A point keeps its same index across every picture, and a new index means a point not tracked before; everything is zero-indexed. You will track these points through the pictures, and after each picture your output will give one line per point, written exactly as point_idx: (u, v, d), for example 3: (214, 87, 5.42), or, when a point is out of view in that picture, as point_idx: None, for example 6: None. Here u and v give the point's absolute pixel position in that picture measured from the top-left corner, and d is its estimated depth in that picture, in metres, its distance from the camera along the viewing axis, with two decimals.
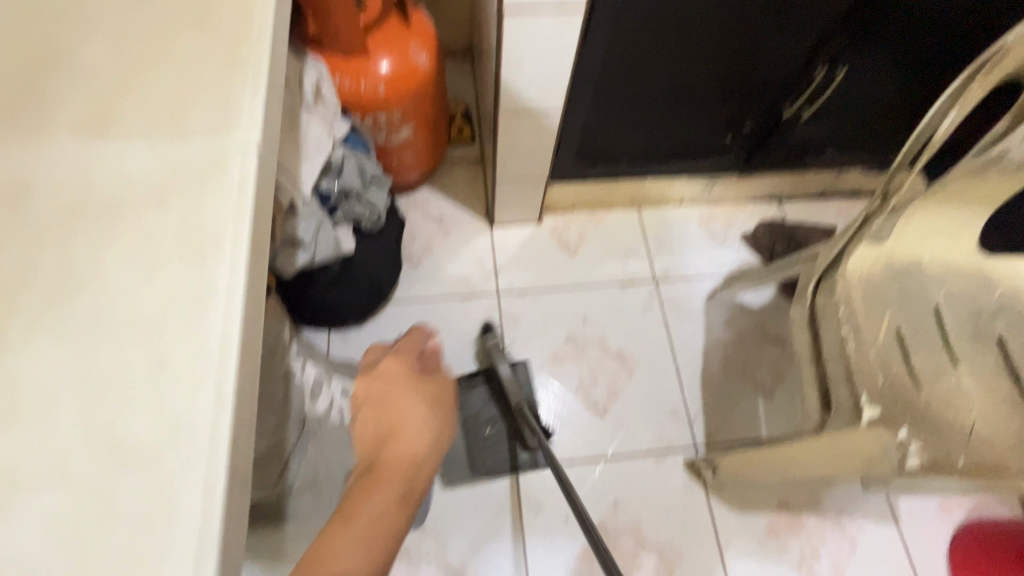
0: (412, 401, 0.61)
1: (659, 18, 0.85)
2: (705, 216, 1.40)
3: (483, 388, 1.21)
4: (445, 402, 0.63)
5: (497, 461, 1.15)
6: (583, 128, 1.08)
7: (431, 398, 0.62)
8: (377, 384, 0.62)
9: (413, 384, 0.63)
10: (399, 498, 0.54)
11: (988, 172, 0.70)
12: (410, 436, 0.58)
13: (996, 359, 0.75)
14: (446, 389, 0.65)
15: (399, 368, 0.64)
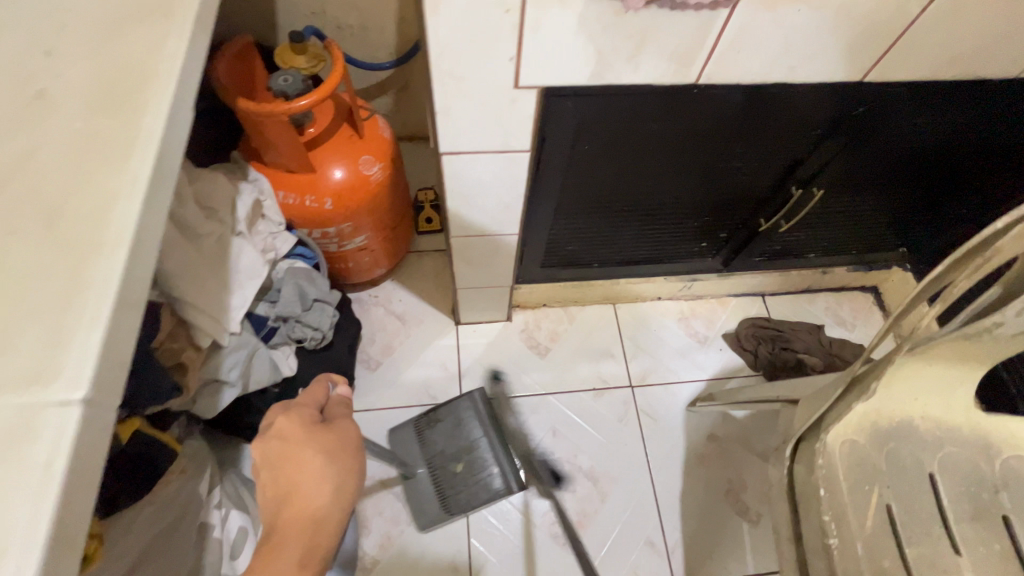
0: (310, 459, 0.57)
1: (616, 151, 0.79)
2: (684, 313, 1.33)
3: (443, 423, 1.12)
4: (347, 453, 0.60)
5: (471, 497, 1.06)
6: (546, 240, 1.02)
7: (331, 448, 0.59)
8: (271, 444, 0.57)
9: (312, 439, 0.59)
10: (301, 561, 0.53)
11: (978, 340, 0.62)
12: (308, 499, 0.55)
13: (1001, 548, 0.65)
14: (348, 436, 0.62)
15: (296, 422, 0.60)
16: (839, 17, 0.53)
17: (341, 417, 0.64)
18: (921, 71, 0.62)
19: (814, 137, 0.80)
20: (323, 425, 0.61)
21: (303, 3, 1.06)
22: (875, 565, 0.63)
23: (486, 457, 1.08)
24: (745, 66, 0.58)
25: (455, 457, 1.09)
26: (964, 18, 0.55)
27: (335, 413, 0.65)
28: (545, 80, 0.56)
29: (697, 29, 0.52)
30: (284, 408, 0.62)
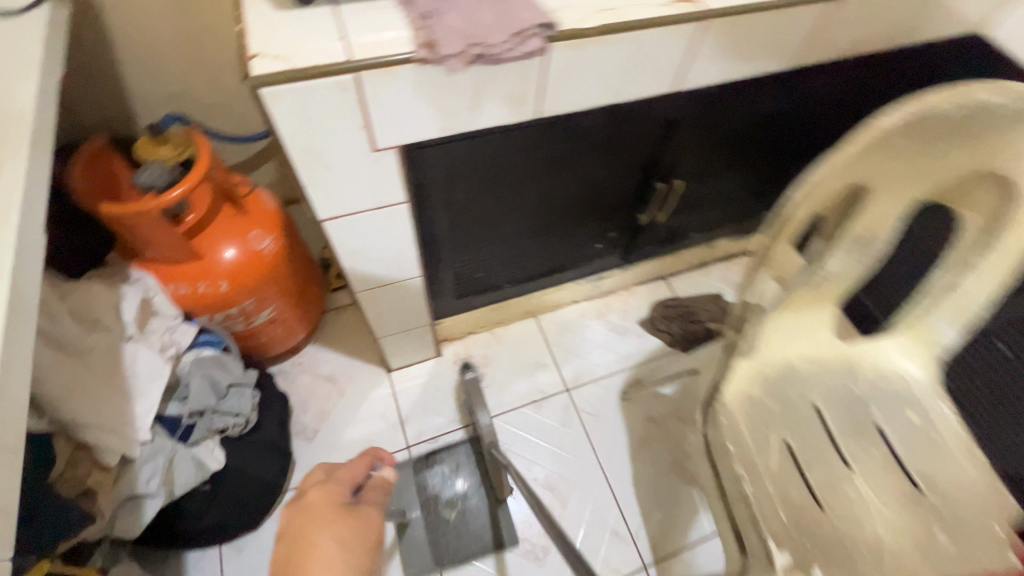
0: (329, 535, 0.48)
1: (491, 185, 0.85)
2: (600, 310, 1.41)
3: (441, 466, 1.18)
4: (367, 541, 0.49)
5: (461, 546, 1.10)
6: (453, 274, 1.06)
7: (346, 536, 0.49)
8: (296, 514, 0.50)
9: (336, 513, 0.50)
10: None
11: (817, 285, 0.74)
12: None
13: (882, 454, 0.75)
14: (375, 523, 0.52)
15: (327, 496, 0.52)
16: (635, 48, 0.62)
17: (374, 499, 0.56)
18: (719, 76, 0.73)
19: (659, 141, 0.91)
20: (351, 506, 0.53)
21: (157, 91, 1.05)
22: (786, 499, 0.70)
23: (480, 503, 1.14)
24: (571, 97, 0.65)
25: (449, 503, 1.15)
26: (735, 33, 0.66)
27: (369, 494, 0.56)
28: (400, 139, 0.61)
29: (520, 75, 0.59)
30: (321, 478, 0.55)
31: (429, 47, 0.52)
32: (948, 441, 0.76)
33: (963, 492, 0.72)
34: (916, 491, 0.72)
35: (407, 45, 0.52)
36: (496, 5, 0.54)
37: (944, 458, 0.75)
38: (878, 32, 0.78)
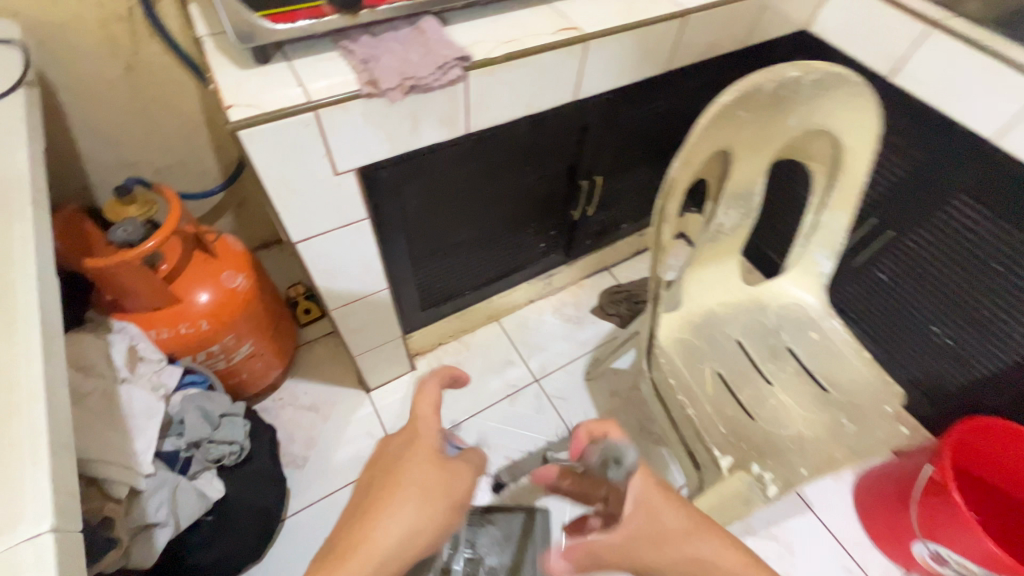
0: (418, 475, 0.52)
1: (440, 197, 0.97)
2: (556, 305, 1.56)
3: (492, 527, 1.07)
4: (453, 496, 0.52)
5: None
6: (417, 286, 1.17)
7: (431, 483, 0.51)
8: (400, 444, 0.55)
9: (430, 454, 0.53)
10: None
11: (715, 238, 0.91)
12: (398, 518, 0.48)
13: (794, 369, 0.91)
14: (464, 482, 0.54)
15: (427, 435, 0.55)
16: (537, 70, 0.77)
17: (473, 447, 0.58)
18: (610, 84, 0.90)
19: (577, 143, 1.07)
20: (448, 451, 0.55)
21: (112, 158, 1.12)
22: (723, 415, 0.84)
23: None
24: (494, 113, 0.80)
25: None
26: (614, 51, 0.83)
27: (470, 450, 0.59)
28: (357, 163, 0.73)
29: (448, 100, 0.73)
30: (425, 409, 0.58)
31: (372, 84, 0.65)
32: (844, 349, 0.93)
33: (858, 385, 0.88)
34: (823, 392, 0.88)
35: (354, 85, 0.65)
36: (421, 49, 0.68)
37: (842, 364, 0.91)
38: (727, 36, 0.98)
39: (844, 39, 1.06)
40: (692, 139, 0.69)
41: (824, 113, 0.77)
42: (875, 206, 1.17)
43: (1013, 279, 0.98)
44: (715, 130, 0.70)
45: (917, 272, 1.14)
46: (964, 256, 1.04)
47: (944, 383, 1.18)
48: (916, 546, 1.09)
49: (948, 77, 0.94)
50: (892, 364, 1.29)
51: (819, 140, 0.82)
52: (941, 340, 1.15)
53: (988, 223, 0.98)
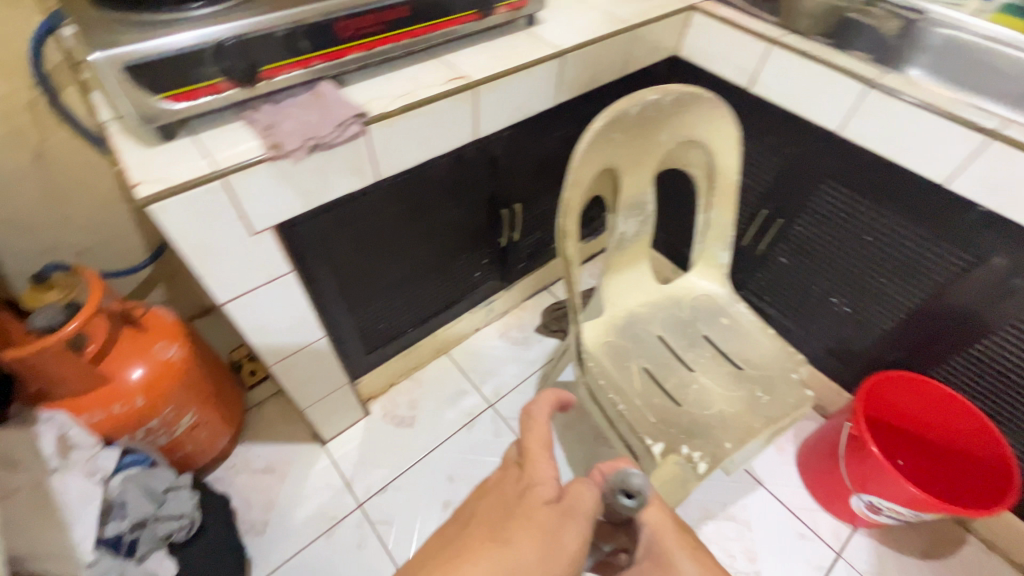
0: (521, 536, 0.44)
1: (366, 242, 1.02)
2: (501, 330, 1.62)
3: None
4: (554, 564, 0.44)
5: None
6: (359, 330, 1.20)
7: (535, 535, 0.45)
8: (514, 493, 0.51)
9: (542, 511, 0.47)
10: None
11: (621, 246, 1.00)
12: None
13: (710, 354, 1.00)
14: (572, 552, 0.45)
15: (542, 488, 0.50)
16: (433, 117, 0.85)
17: (580, 495, 0.52)
18: (507, 121, 1.00)
19: (489, 176, 1.15)
20: (560, 510, 0.49)
21: (28, 247, 1.11)
22: (652, 405, 0.91)
23: None
24: (400, 160, 0.87)
25: None
26: (503, 93, 0.93)
27: (577, 497, 0.51)
28: (272, 222, 0.77)
29: (353, 153, 0.79)
30: (541, 455, 0.55)
31: (276, 148, 0.70)
32: (751, 328, 1.03)
33: (768, 359, 0.98)
34: (738, 369, 0.97)
35: (259, 150, 0.70)
36: (319, 110, 0.75)
37: (750, 341, 1.01)
38: (605, 69, 1.10)
39: (705, 60, 1.21)
40: (575, 161, 0.77)
41: (688, 126, 0.89)
42: (763, 200, 1.31)
43: (883, 245, 1.13)
44: (596, 151, 0.80)
45: (810, 252, 1.28)
46: (842, 232, 1.19)
47: (851, 346, 1.32)
48: (854, 500, 1.19)
49: (791, 85, 1.08)
50: (807, 337, 1.41)
51: (691, 149, 0.94)
52: (841, 309, 1.29)
53: (853, 201, 1.13)
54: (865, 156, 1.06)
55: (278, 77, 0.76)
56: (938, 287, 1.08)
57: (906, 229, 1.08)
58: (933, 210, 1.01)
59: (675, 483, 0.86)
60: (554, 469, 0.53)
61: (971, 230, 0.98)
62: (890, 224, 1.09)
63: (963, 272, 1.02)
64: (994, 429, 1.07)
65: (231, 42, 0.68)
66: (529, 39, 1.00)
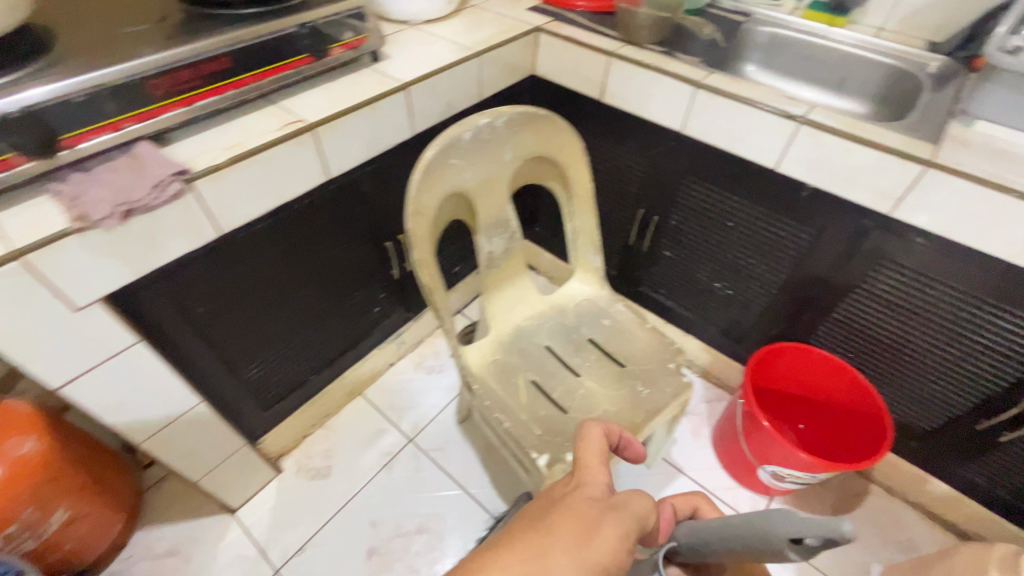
0: (564, 525, 0.47)
1: (232, 298, 0.98)
2: (416, 361, 1.60)
3: None
4: (589, 550, 0.45)
5: None
6: (248, 387, 1.14)
7: (577, 528, 0.47)
8: (561, 494, 0.53)
9: (586, 505, 0.49)
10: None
11: (493, 265, 1.02)
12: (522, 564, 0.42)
13: (594, 357, 1.03)
14: (611, 547, 0.46)
15: (588, 488, 0.52)
16: (268, 165, 0.84)
17: (629, 496, 0.52)
18: (361, 157, 1.00)
19: (363, 213, 1.14)
20: (604, 507, 0.50)
21: None
22: (538, 417, 0.91)
23: None
24: (242, 211, 0.85)
25: None
26: (347, 131, 0.94)
27: (627, 498, 0.52)
28: (97, 294, 0.73)
29: (182, 211, 0.76)
30: (595, 464, 0.56)
31: (83, 218, 0.67)
32: (630, 325, 1.07)
33: (647, 353, 1.02)
34: (621, 368, 1.00)
35: (64, 222, 0.67)
36: (134, 173, 0.72)
37: (630, 338, 1.05)
38: (460, 95, 1.13)
39: (560, 76, 1.26)
40: (413, 191, 0.78)
41: (531, 144, 0.93)
42: (638, 201, 1.37)
43: (744, 228, 1.21)
44: (435, 180, 0.81)
45: (687, 243, 1.35)
46: (708, 221, 1.26)
47: (740, 325, 1.39)
48: (761, 472, 1.25)
49: (635, 93, 1.16)
50: (703, 323, 1.49)
51: (541, 164, 0.98)
52: (724, 292, 1.37)
53: (710, 191, 1.21)
54: (709, 150, 1.13)
55: (82, 144, 0.72)
56: (794, 261, 1.17)
57: (758, 211, 1.16)
58: (773, 192, 1.10)
59: None
60: (606, 476, 0.55)
61: (806, 206, 1.07)
62: (745, 208, 1.17)
63: (810, 244, 1.12)
64: (865, 382, 1.14)
65: (18, 115, 0.64)
66: (373, 76, 1.01)
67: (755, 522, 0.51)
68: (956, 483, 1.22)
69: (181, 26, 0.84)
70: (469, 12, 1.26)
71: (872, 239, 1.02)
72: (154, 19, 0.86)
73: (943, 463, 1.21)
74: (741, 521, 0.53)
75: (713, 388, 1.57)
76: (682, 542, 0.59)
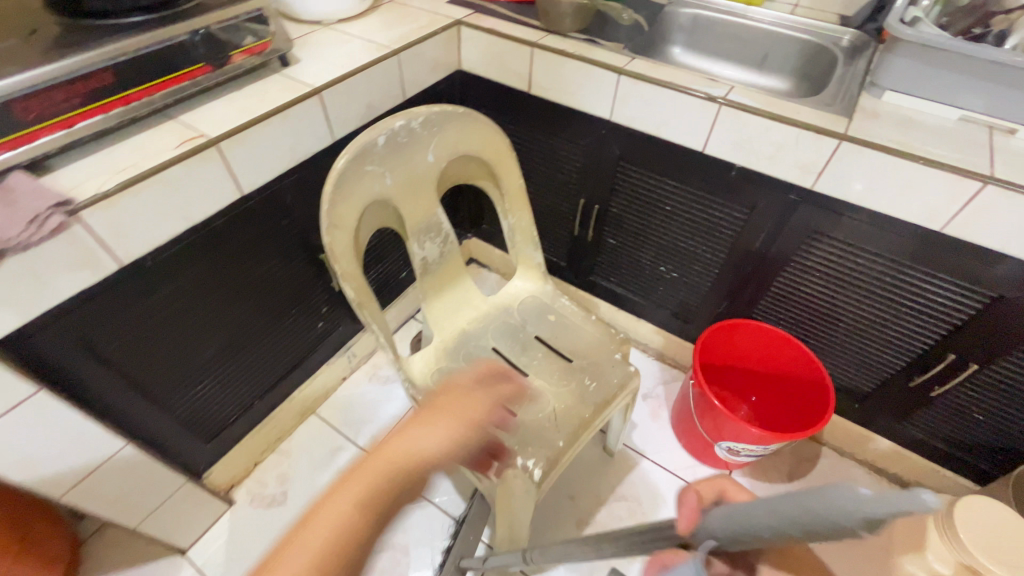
0: (444, 410, 0.59)
1: (150, 331, 0.91)
2: (370, 372, 1.55)
3: None
4: (456, 428, 0.57)
5: None
6: (183, 421, 1.07)
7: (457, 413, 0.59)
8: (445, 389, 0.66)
9: (463, 392, 0.62)
10: (369, 532, 0.49)
11: (429, 270, 0.99)
12: (400, 452, 0.54)
13: (541, 354, 1.01)
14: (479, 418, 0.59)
15: (466, 377, 0.66)
16: (167, 186, 0.78)
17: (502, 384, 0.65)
18: (277, 168, 0.94)
19: (290, 226, 1.08)
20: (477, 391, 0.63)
21: None
22: None
23: None
24: (143, 238, 0.79)
25: None
26: (257, 145, 0.89)
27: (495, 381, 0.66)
28: None
29: (69, 244, 0.70)
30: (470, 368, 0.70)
31: None
32: (575, 318, 1.06)
33: (593, 346, 1.01)
34: (567, 363, 0.99)
35: None
36: (3, 209, 0.65)
37: (576, 331, 1.04)
38: (382, 95, 1.09)
39: (487, 70, 1.23)
40: (326, 205, 0.74)
41: (454, 143, 0.89)
42: (579, 191, 1.36)
43: (681, 211, 1.22)
44: (351, 188, 0.77)
45: (630, 229, 1.36)
46: (647, 206, 1.27)
47: (688, 306, 1.41)
48: (717, 449, 1.29)
49: (561, 82, 1.14)
50: (653, 307, 1.50)
51: (468, 164, 0.95)
52: (670, 275, 1.38)
53: (646, 176, 1.21)
54: (639, 136, 1.13)
55: None
56: (732, 239, 1.19)
57: (693, 193, 1.17)
58: (705, 173, 1.11)
59: (521, 496, 0.85)
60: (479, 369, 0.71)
61: (737, 185, 1.08)
62: (680, 191, 1.18)
63: (745, 222, 1.13)
64: (807, 352, 1.18)
65: None
66: (283, 82, 0.95)
67: (807, 503, 0.31)
68: (897, 438, 1.28)
69: (55, 38, 0.77)
70: (387, 8, 1.21)
71: (800, 213, 1.04)
72: (25, 33, 0.78)
73: (884, 421, 1.27)
74: (778, 504, 0.34)
75: (670, 370, 1.59)
76: (716, 538, 0.40)
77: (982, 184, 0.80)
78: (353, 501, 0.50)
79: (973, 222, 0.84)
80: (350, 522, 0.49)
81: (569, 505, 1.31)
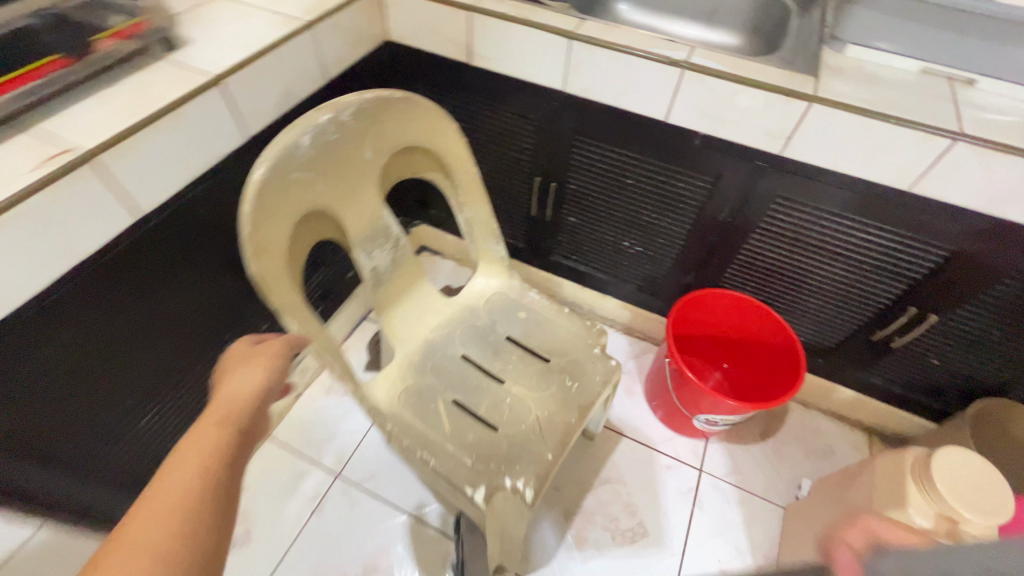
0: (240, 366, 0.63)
1: (46, 394, 0.74)
2: (328, 385, 1.42)
3: None
4: (268, 363, 0.63)
5: None
6: (110, 480, 0.92)
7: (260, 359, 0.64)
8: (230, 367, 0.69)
9: (239, 352, 0.67)
10: (235, 446, 0.51)
11: (381, 280, 0.87)
12: (227, 399, 0.57)
13: (516, 357, 0.93)
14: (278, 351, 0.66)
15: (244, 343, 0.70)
16: (29, 221, 0.61)
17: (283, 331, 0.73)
18: (179, 178, 0.78)
19: (208, 242, 0.92)
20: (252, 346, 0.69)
21: None
22: (466, 445, 0.81)
23: None
24: (9, 289, 0.62)
25: None
26: (149, 154, 0.72)
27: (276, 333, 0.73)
28: None
29: None
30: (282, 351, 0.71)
31: None
32: (548, 313, 0.98)
33: (571, 342, 0.94)
34: (545, 363, 0.92)
35: None
36: None
37: (551, 328, 0.96)
38: (300, 77, 0.92)
39: (420, 39, 1.08)
40: (246, 227, 0.61)
41: (394, 135, 0.77)
42: (533, 168, 1.26)
43: (643, 184, 1.15)
44: (274, 202, 0.64)
45: (590, 206, 1.28)
46: (608, 181, 1.19)
47: (654, 279, 1.37)
48: (695, 421, 1.29)
49: (506, 51, 1.02)
50: (619, 283, 1.45)
51: (411, 156, 0.83)
52: (634, 250, 1.33)
53: (604, 149, 1.12)
54: (595, 106, 1.04)
55: None
56: (697, 210, 1.14)
57: (654, 164, 1.10)
58: (667, 143, 1.04)
59: (514, 517, 0.79)
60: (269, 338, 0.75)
61: (702, 154, 1.02)
62: (641, 163, 1.11)
63: (710, 192, 1.08)
64: (777, 317, 1.17)
65: None
66: (171, 71, 0.78)
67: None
68: (859, 387, 1.32)
69: None
70: None
71: (766, 178, 1.00)
72: None
73: (847, 373, 1.31)
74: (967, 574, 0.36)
75: (639, 342, 1.57)
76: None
77: (951, 141, 0.78)
78: (202, 441, 0.50)
79: (941, 180, 0.83)
80: (209, 447, 0.50)
81: (554, 496, 1.28)
